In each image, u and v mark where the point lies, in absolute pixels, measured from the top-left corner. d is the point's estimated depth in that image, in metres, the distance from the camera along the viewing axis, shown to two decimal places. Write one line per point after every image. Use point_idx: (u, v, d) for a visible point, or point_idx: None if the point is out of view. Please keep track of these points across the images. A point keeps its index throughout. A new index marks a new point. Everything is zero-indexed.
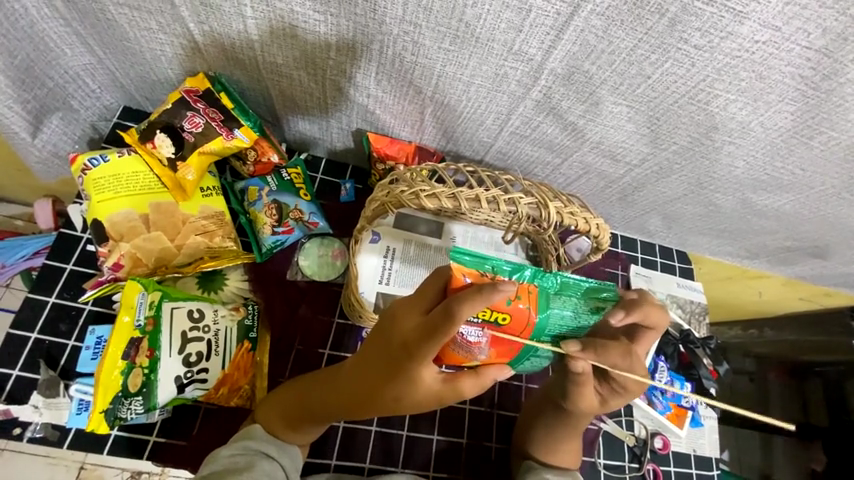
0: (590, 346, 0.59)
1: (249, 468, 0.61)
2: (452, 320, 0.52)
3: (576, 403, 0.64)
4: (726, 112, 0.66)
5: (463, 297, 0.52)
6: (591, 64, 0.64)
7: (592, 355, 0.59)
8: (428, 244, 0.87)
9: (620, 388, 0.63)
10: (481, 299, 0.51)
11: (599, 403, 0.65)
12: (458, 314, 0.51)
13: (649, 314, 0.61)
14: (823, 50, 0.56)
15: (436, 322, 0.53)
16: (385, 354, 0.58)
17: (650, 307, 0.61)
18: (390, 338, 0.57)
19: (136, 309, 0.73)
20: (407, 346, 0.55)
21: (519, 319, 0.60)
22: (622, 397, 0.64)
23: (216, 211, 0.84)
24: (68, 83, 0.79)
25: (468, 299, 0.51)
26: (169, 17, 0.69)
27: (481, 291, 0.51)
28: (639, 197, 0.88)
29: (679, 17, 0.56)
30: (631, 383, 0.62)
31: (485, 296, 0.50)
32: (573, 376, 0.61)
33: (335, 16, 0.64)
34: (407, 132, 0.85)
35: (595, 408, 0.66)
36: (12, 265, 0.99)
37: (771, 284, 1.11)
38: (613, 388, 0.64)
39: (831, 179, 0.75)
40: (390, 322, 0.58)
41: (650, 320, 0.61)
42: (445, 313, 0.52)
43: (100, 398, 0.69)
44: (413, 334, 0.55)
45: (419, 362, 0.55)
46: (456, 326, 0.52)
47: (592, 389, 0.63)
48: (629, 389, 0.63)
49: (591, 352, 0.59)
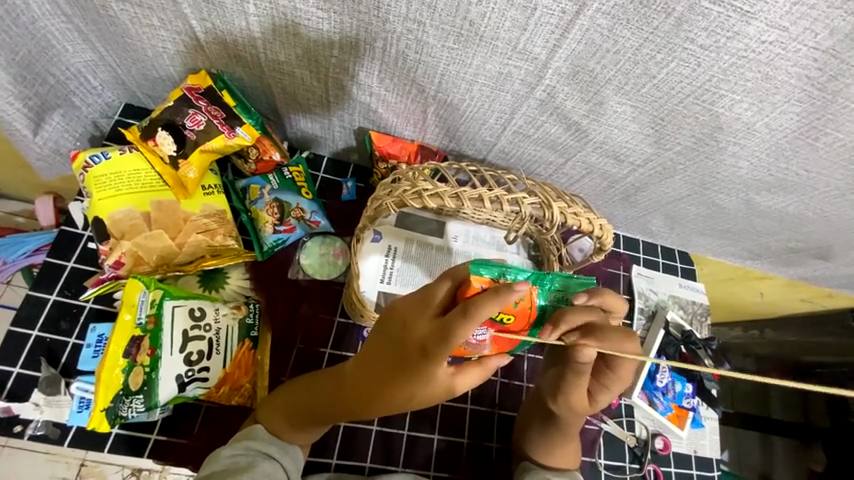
0: (590, 332, 0.59)
1: (250, 470, 0.61)
2: (469, 322, 0.51)
3: (570, 394, 0.66)
4: (731, 112, 0.66)
5: (478, 298, 0.52)
6: (596, 63, 0.63)
7: (593, 339, 0.59)
8: (430, 243, 0.86)
9: (611, 374, 0.64)
10: (498, 301, 0.51)
11: (589, 398, 0.67)
12: (475, 315, 0.51)
13: (576, 319, 0.59)
14: (830, 51, 0.56)
15: (449, 323, 0.53)
16: (397, 355, 0.57)
17: (574, 313, 0.60)
18: (403, 341, 0.57)
19: (137, 308, 0.73)
20: (422, 349, 0.55)
21: (523, 312, 0.59)
22: (608, 392, 0.66)
23: (217, 210, 0.83)
24: (69, 80, 0.79)
25: (484, 300, 0.51)
26: (171, 14, 0.69)
27: (497, 294, 0.51)
28: (641, 198, 0.88)
29: (685, 17, 0.56)
30: (621, 376, 0.64)
31: (501, 298, 0.51)
32: (574, 367, 0.63)
33: (338, 14, 0.64)
34: (410, 131, 0.84)
35: (584, 403, 0.67)
36: (14, 263, 0.99)
37: (774, 286, 1.10)
38: (602, 380, 0.65)
39: (836, 181, 0.75)
40: (399, 325, 0.58)
41: (579, 322, 0.59)
42: (459, 316, 0.52)
43: (101, 396, 0.69)
44: (427, 338, 0.55)
45: (435, 362, 0.55)
46: (472, 327, 0.52)
47: (587, 381, 0.65)
48: (618, 381, 0.65)
49: (591, 337, 0.59)
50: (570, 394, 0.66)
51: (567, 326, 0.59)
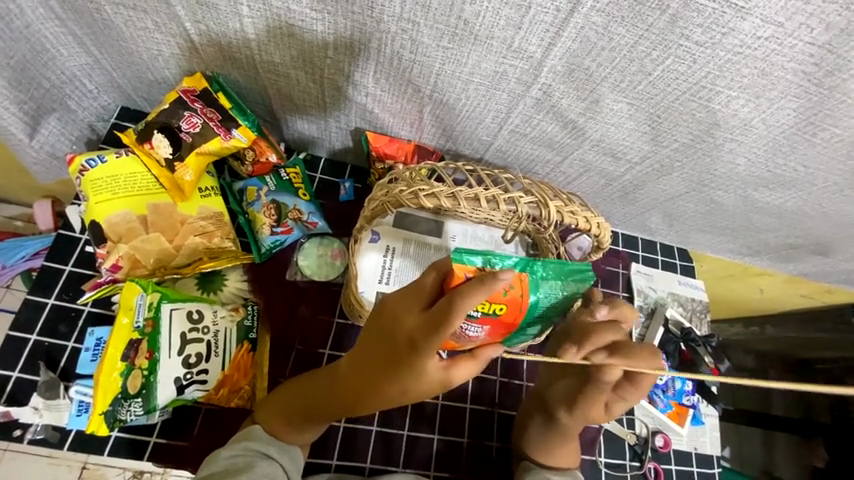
0: (616, 350, 0.59)
1: (250, 470, 0.61)
2: (456, 313, 0.51)
3: (589, 404, 0.66)
4: (727, 109, 0.66)
5: (464, 288, 0.51)
6: (591, 61, 0.63)
7: (619, 358, 0.59)
8: (428, 243, 0.86)
9: (631, 389, 0.62)
10: (483, 290, 0.50)
11: (607, 409, 0.66)
12: (461, 305, 0.51)
13: (600, 339, 0.60)
14: (827, 46, 0.55)
15: (438, 314, 0.53)
16: (389, 348, 0.57)
17: (600, 333, 0.60)
18: (393, 334, 0.57)
19: (135, 311, 0.74)
20: (411, 342, 0.55)
21: (513, 301, 0.58)
22: (625, 403, 0.65)
23: (214, 212, 0.84)
24: (64, 83, 0.79)
25: (469, 290, 0.51)
26: (164, 17, 0.68)
27: (483, 283, 0.51)
28: (639, 195, 0.88)
29: (680, 13, 0.55)
30: (640, 391, 0.63)
31: (486, 287, 0.50)
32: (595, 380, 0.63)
33: (332, 14, 0.64)
34: (406, 131, 0.84)
35: (601, 414, 0.67)
36: (13, 267, 0.99)
37: (774, 282, 1.10)
38: (619, 393, 0.64)
39: (834, 177, 0.75)
40: (390, 318, 0.58)
41: (602, 341, 0.60)
42: (447, 307, 0.52)
43: (100, 400, 0.70)
44: (416, 331, 0.55)
45: (425, 354, 0.55)
46: (459, 317, 0.52)
47: (607, 393, 0.64)
48: (638, 395, 0.63)
49: (617, 357, 0.59)
50: (589, 404, 0.66)
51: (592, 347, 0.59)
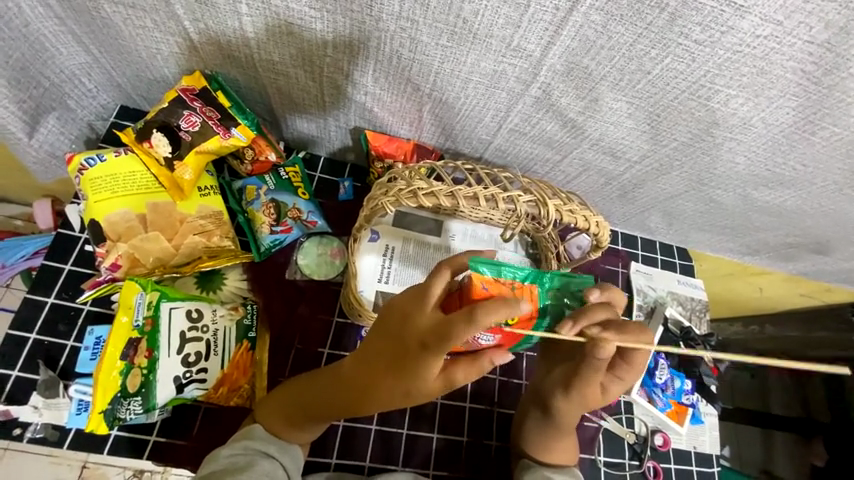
0: (609, 325, 0.60)
1: (250, 469, 0.61)
2: (473, 327, 0.52)
3: (585, 387, 0.65)
4: (726, 108, 0.66)
5: (485, 304, 0.52)
6: (590, 60, 0.63)
7: (613, 333, 0.59)
8: (428, 242, 0.86)
9: (626, 367, 0.65)
10: (506, 311, 0.52)
11: (601, 391, 0.67)
12: (481, 320, 0.51)
13: (595, 314, 0.60)
14: (825, 44, 0.55)
15: (453, 324, 0.53)
16: (399, 351, 0.58)
17: (594, 307, 0.60)
18: (403, 338, 0.57)
19: (135, 309, 0.73)
20: (421, 347, 0.56)
21: (521, 310, 0.60)
22: (621, 383, 0.67)
23: (213, 211, 0.84)
24: (63, 82, 0.79)
25: (490, 307, 0.52)
26: (164, 15, 0.68)
27: (507, 303, 0.52)
28: (639, 194, 0.88)
29: (679, 12, 0.55)
30: (632, 367, 0.65)
31: (512, 308, 0.52)
32: (591, 361, 0.62)
33: (331, 13, 0.64)
34: (406, 130, 0.84)
35: (597, 397, 0.67)
36: (13, 266, 0.99)
37: (773, 281, 1.10)
38: (615, 372, 0.66)
39: (833, 175, 0.75)
40: (400, 322, 0.58)
41: (598, 318, 0.60)
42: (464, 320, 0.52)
43: (99, 397, 0.69)
44: (428, 334, 0.55)
45: (435, 360, 0.55)
46: (476, 331, 0.52)
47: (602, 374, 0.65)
48: (631, 371, 0.66)
49: (612, 330, 0.59)
50: (584, 387, 0.65)
51: (588, 320, 0.59)
